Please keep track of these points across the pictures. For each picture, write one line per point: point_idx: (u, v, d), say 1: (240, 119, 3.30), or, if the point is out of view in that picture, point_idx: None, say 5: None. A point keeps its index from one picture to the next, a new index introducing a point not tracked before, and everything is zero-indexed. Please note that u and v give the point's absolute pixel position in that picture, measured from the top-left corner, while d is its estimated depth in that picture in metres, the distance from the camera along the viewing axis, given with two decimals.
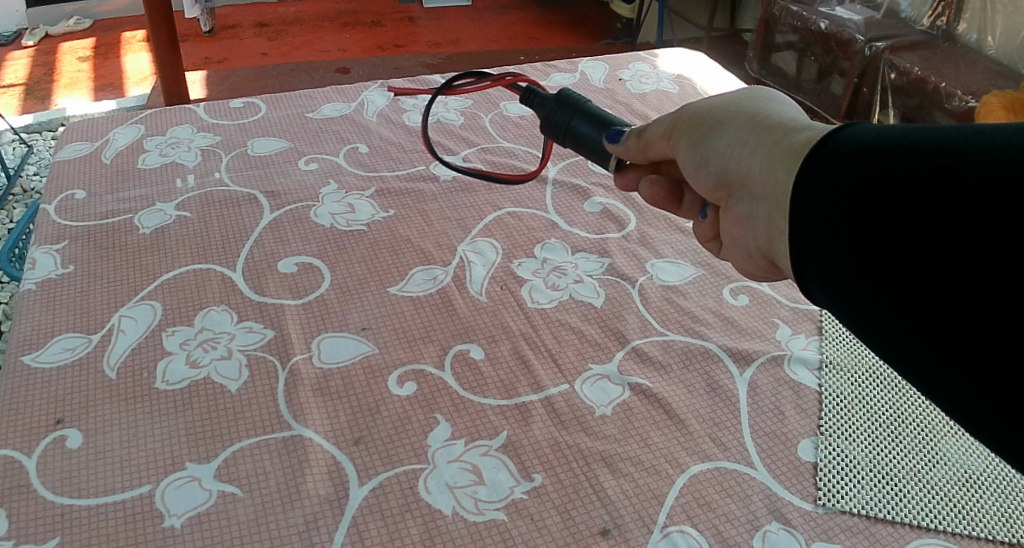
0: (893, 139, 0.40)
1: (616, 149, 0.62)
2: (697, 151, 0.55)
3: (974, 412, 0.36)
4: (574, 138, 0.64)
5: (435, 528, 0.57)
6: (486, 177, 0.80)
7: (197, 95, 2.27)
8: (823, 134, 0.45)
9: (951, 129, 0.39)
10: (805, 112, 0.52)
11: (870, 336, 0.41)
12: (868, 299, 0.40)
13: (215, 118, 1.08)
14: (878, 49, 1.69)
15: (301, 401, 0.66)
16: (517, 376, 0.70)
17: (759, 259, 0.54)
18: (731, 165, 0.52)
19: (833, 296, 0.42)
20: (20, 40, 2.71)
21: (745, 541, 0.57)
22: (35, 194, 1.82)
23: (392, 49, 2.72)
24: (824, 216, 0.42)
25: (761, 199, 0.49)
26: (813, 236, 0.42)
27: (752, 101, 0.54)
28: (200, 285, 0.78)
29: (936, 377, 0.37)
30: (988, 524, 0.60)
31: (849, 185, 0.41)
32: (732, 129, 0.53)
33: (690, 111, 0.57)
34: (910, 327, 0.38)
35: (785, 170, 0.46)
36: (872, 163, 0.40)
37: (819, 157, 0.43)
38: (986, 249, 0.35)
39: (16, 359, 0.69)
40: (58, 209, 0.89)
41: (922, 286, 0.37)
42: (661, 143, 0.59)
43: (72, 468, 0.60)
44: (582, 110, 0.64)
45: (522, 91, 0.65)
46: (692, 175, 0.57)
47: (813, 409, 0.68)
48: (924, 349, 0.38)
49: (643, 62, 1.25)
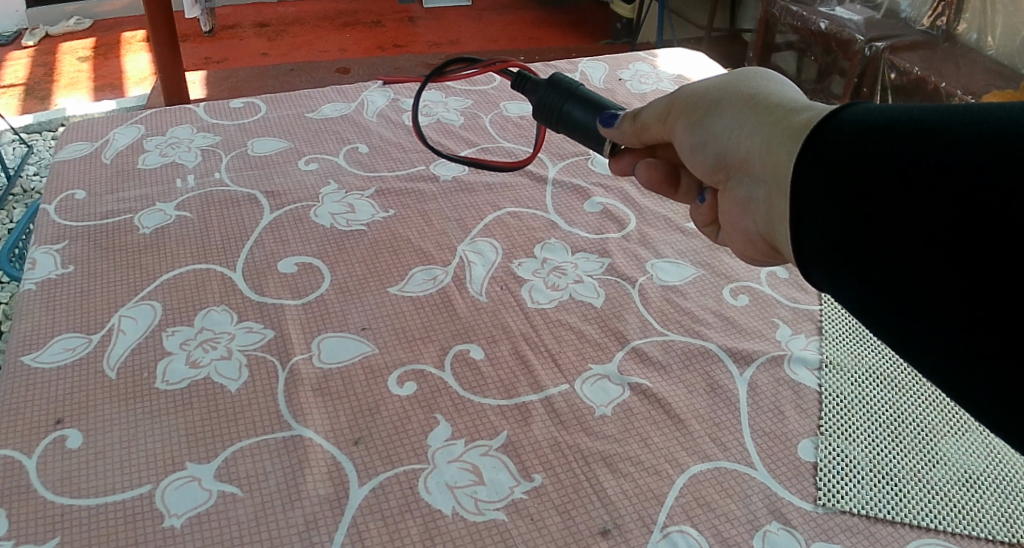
0: (895, 120, 0.40)
1: (610, 133, 0.62)
2: (693, 133, 0.56)
3: (979, 395, 0.36)
4: (568, 123, 0.64)
5: (434, 528, 0.57)
6: (479, 165, 0.80)
7: (196, 95, 2.27)
8: (823, 115, 0.45)
9: (953, 107, 0.39)
10: (802, 91, 0.52)
11: (872, 319, 0.41)
12: (869, 281, 0.40)
13: (215, 118, 1.08)
14: (878, 49, 1.68)
15: (301, 401, 0.66)
16: (517, 376, 0.70)
17: (759, 243, 0.54)
18: (729, 147, 0.52)
19: (834, 278, 0.42)
20: (20, 40, 2.71)
21: (745, 541, 0.57)
22: (35, 194, 1.82)
23: (392, 49, 2.72)
24: (826, 198, 0.42)
25: (760, 180, 0.50)
26: (813, 219, 0.42)
27: (749, 82, 0.54)
28: (201, 286, 0.78)
29: (939, 360, 0.37)
30: (989, 525, 0.60)
31: (851, 167, 0.41)
32: (728, 110, 0.53)
33: (686, 93, 0.57)
34: (913, 308, 0.38)
35: (785, 150, 0.46)
36: (875, 145, 0.40)
37: (819, 139, 0.43)
38: (991, 227, 0.35)
39: (16, 359, 0.69)
40: (58, 210, 0.89)
41: (925, 266, 0.37)
42: (657, 126, 0.59)
43: (71, 469, 0.60)
44: (575, 94, 0.64)
45: (514, 77, 0.65)
46: (690, 157, 0.57)
47: (814, 409, 0.68)
48: (927, 330, 0.37)
49: (643, 62, 1.25)
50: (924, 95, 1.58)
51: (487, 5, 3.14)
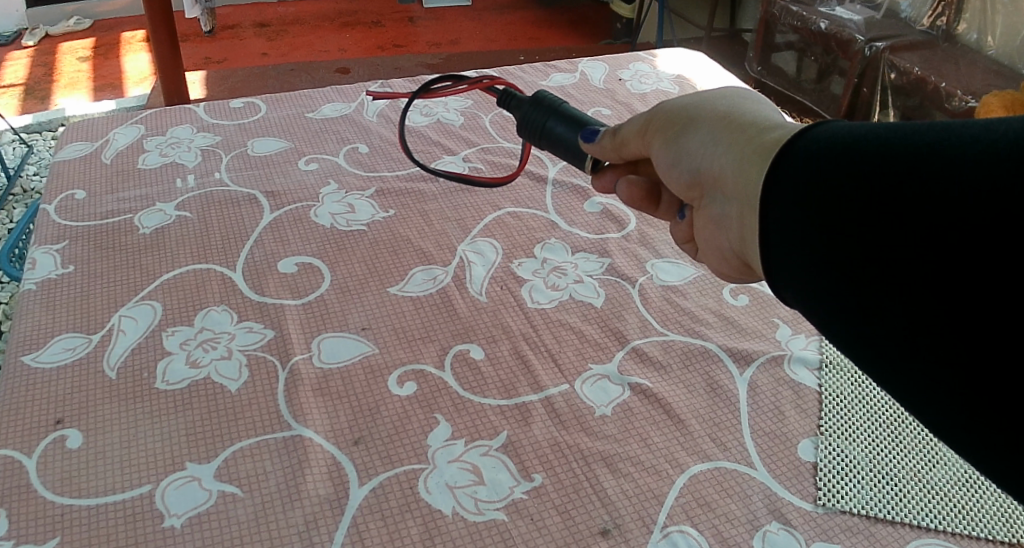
0: (864, 136, 0.40)
1: (592, 148, 0.62)
2: (670, 150, 0.55)
3: (958, 422, 0.35)
4: (550, 139, 0.64)
5: (435, 528, 0.57)
6: (465, 180, 0.79)
7: (196, 95, 2.27)
8: (794, 133, 0.45)
9: (920, 123, 0.38)
10: (778, 111, 0.52)
11: (842, 338, 0.40)
12: (840, 301, 0.40)
13: (215, 118, 1.08)
14: (878, 49, 1.69)
15: (301, 401, 0.66)
16: (517, 376, 0.70)
17: (733, 259, 0.54)
18: (704, 164, 0.52)
19: (807, 298, 0.42)
20: (20, 40, 2.71)
21: (745, 541, 0.57)
22: (35, 194, 1.82)
23: (391, 49, 2.73)
24: (797, 218, 0.41)
25: (733, 199, 0.50)
26: (784, 237, 0.42)
27: (726, 99, 0.54)
28: (201, 286, 0.78)
29: (914, 382, 0.37)
30: (989, 525, 0.60)
31: (822, 186, 0.40)
32: (704, 126, 0.53)
33: (664, 108, 0.57)
34: (885, 329, 0.38)
35: (756, 169, 0.47)
36: (844, 162, 0.40)
37: (790, 157, 0.43)
38: (976, 243, 0.34)
39: (16, 360, 0.69)
40: (58, 210, 0.89)
41: (896, 289, 0.37)
42: (635, 141, 0.59)
43: (72, 469, 0.60)
44: (557, 111, 0.64)
45: (499, 94, 0.66)
46: (666, 173, 0.57)
47: (813, 409, 0.68)
48: (902, 353, 0.37)
49: (643, 62, 1.25)
50: (924, 95, 1.58)
51: (487, 5, 3.14)
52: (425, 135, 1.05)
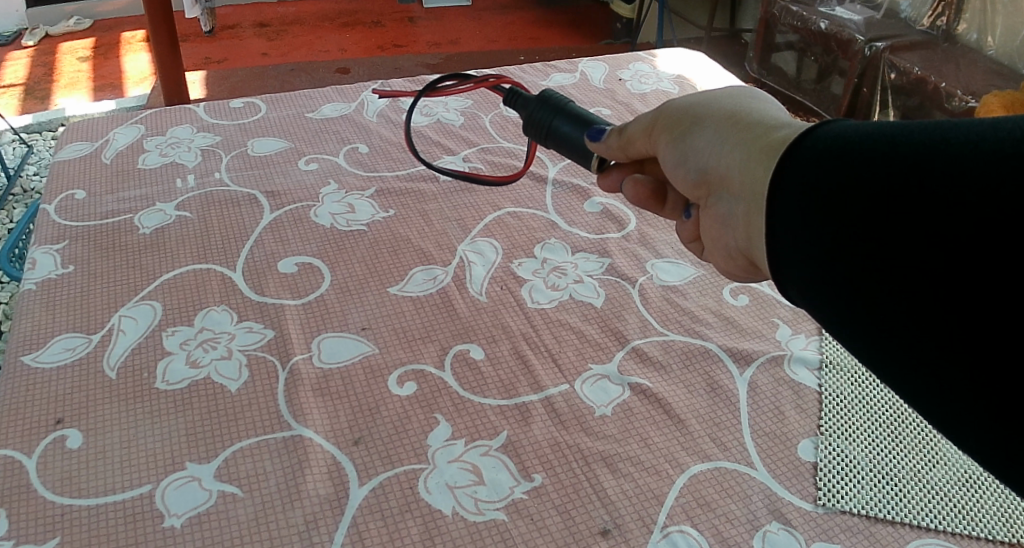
0: (870, 134, 0.40)
1: (598, 147, 0.61)
2: (677, 148, 0.55)
3: (962, 419, 0.35)
4: (556, 138, 0.64)
5: (435, 528, 0.57)
6: (470, 178, 0.78)
7: (196, 95, 2.27)
8: (800, 132, 0.45)
9: (926, 121, 0.38)
10: (785, 110, 0.52)
11: (849, 336, 0.40)
12: (846, 299, 0.40)
13: (215, 118, 1.08)
14: (878, 49, 1.69)
15: (301, 401, 0.66)
16: (517, 376, 0.70)
17: (738, 259, 0.54)
18: (711, 162, 0.52)
19: (812, 296, 0.42)
20: (20, 40, 2.71)
21: (745, 541, 0.57)
22: (35, 194, 1.82)
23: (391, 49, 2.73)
24: (804, 216, 0.41)
25: (740, 198, 0.50)
26: (790, 235, 0.42)
27: (732, 99, 0.54)
28: (201, 286, 0.78)
29: (918, 380, 0.37)
30: (989, 524, 0.60)
31: (828, 184, 0.40)
32: (710, 125, 0.53)
33: (671, 107, 0.57)
34: (890, 327, 0.38)
35: (763, 167, 0.47)
36: (850, 160, 0.40)
37: (796, 155, 0.43)
38: (979, 238, 0.34)
39: (16, 360, 0.69)
40: (58, 210, 0.89)
41: (901, 287, 0.37)
42: (642, 140, 0.59)
43: (71, 469, 0.60)
44: (564, 110, 0.64)
45: (505, 92, 0.65)
46: (672, 172, 0.57)
47: (813, 409, 0.68)
48: (907, 350, 0.37)
49: (643, 62, 1.25)
50: (924, 95, 1.58)
51: (487, 5, 3.14)
52: (425, 135, 1.04)
